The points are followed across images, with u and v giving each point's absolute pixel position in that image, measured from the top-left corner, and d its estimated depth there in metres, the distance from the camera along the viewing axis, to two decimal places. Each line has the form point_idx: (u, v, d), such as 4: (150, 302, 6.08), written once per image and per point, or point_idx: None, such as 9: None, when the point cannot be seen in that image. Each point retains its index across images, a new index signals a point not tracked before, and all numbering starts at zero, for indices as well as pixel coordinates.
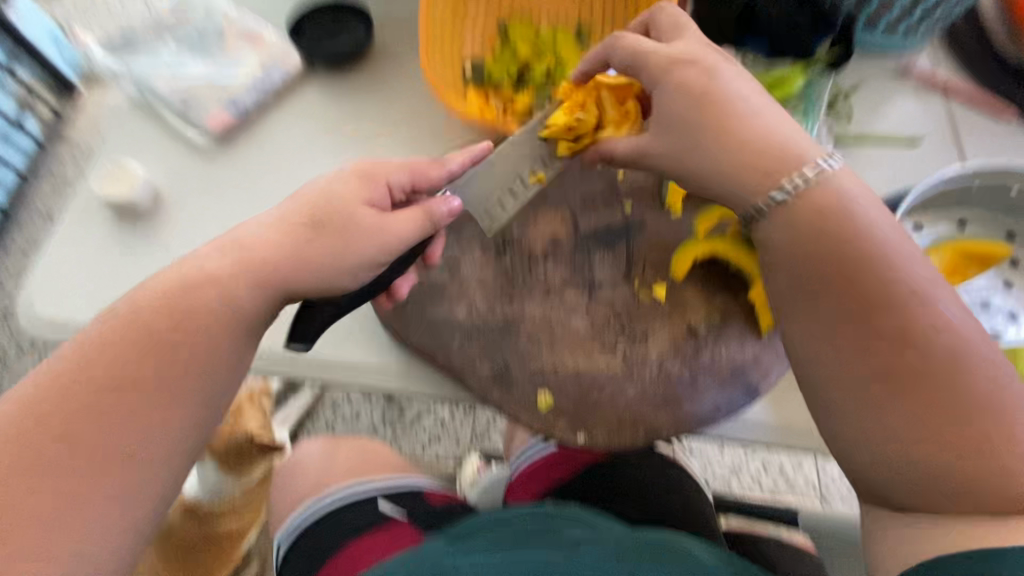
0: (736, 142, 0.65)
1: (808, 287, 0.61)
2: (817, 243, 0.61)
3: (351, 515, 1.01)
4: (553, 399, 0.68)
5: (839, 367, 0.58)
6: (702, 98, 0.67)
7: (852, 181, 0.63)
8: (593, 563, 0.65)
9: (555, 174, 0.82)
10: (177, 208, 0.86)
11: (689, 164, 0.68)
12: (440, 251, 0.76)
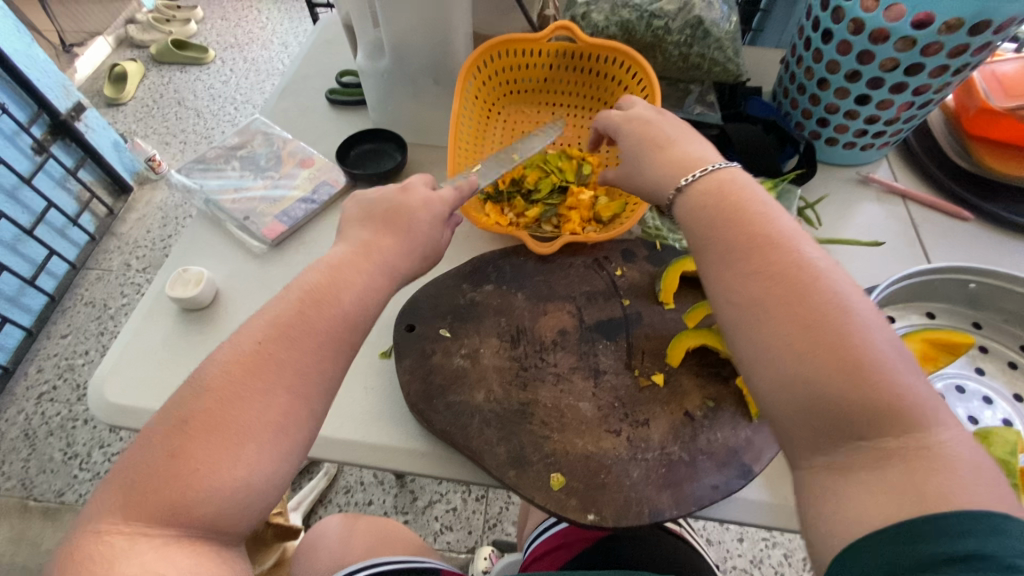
0: (672, 157, 0.75)
1: (703, 243, 0.68)
2: (727, 244, 0.64)
3: None
4: (565, 478, 0.74)
5: (766, 332, 0.58)
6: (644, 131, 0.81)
7: (747, 185, 0.68)
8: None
9: (562, 274, 0.95)
10: (233, 304, 0.98)
11: (642, 181, 0.78)
12: (462, 342, 0.87)
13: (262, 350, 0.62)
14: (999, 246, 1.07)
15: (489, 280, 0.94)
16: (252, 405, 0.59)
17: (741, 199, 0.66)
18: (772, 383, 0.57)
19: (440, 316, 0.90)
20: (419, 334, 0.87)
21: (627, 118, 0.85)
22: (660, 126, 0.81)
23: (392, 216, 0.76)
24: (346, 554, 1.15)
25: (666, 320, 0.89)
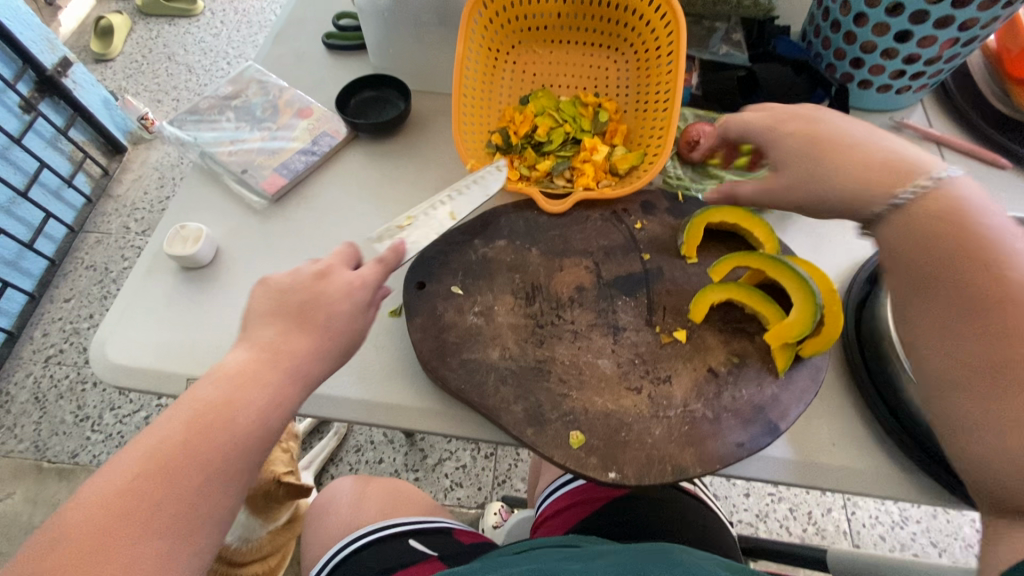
0: (851, 162, 0.66)
1: (905, 276, 0.61)
2: (942, 273, 0.58)
3: (383, 550, 1.07)
4: (585, 437, 0.71)
5: (969, 395, 0.54)
6: (802, 133, 0.71)
7: (969, 197, 0.59)
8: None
9: (578, 228, 0.90)
10: (234, 262, 0.94)
11: (803, 196, 0.70)
12: (475, 299, 0.83)
13: (229, 396, 0.61)
14: None
15: (502, 235, 0.89)
16: (210, 465, 0.57)
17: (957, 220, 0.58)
18: (984, 445, 0.53)
19: (450, 273, 0.86)
20: (430, 292, 0.84)
21: (791, 114, 0.75)
22: (819, 124, 0.71)
23: (309, 304, 0.69)
24: (360, 517, 1.17)
25: (688, 275, 0.85)
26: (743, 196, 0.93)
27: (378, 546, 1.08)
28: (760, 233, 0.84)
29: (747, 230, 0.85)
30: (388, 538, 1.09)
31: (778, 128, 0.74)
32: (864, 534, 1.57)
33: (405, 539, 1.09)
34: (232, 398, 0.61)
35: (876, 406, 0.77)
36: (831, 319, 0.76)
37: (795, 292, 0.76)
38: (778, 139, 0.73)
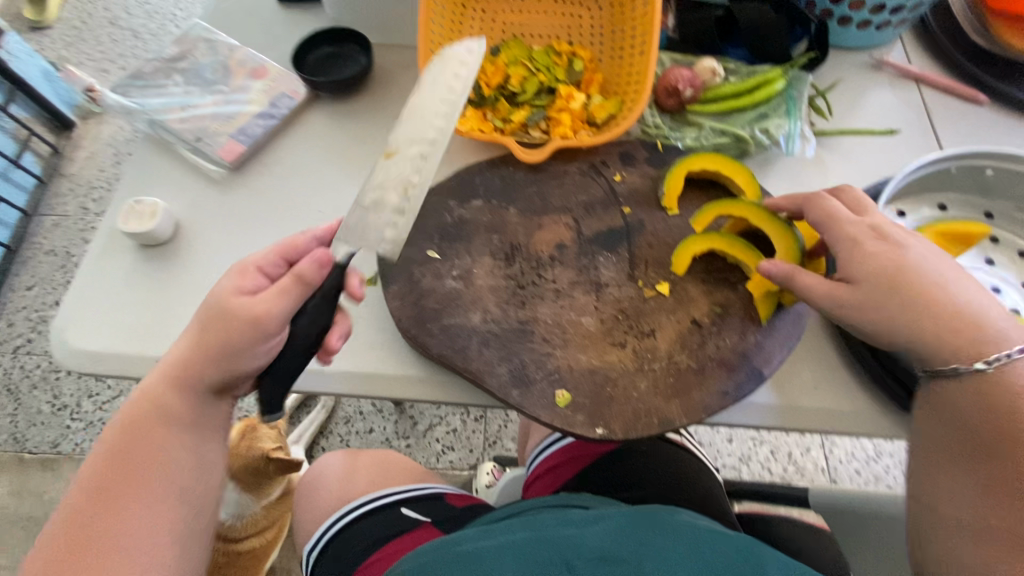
0: (924, 298, 0.65)
1: (963, 446, 0.62)
2: (981, 404, 0.62)
3: (378, 519, 1.09)
4: (570, 394, 0.71)
5: (951, 477, 0.62)
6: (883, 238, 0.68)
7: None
8: (597, 546, 0.69)
9: (556, 183, 0.87)
10: (196, 236, 0.89)
11: (863, 299, 0.67)
12: (452, 263, 0.80)
13: (163, 402, 0.68)
14: (1015, 130, 1.01)
15: (477, 194, 0.86)
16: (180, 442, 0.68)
17: (1010, 418, 0.60)
18: (955, 506, 0.61)
19: (425, 236, 0.82)
20: (406, 257, 0.80)
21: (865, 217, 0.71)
22: (904, 250, 0.68)
23: (214, 332, 0.67)
24: (351, 489, 1.19)
25: (669, 227, 0.83)
26: (724, 142, 0.91)
27: (371, 518, 1.10)
28: (742, 180, 0.82)
29: (728, 177, 0.83)
30: (381, 509, 1.11)
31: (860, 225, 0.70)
32: (839, 470, 1.65)
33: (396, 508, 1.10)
34: (165, 394, 0.68)
35: (856, 345, 0.77)
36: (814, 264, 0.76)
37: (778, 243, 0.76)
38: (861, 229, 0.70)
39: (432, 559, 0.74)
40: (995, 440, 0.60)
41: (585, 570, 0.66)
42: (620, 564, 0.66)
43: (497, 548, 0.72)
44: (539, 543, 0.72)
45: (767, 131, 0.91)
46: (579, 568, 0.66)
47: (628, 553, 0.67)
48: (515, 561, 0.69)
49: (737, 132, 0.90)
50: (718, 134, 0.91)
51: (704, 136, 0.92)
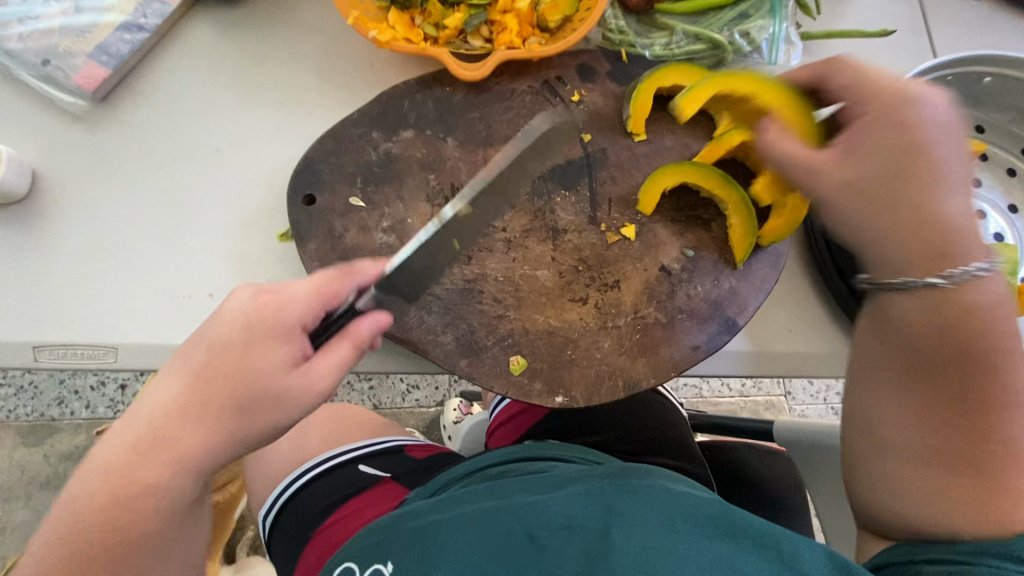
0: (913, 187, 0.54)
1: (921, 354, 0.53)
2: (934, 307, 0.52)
3: (336, 478, 1.03)
4: (527, 360, 0.62)
5: (893, 387, 0.54)
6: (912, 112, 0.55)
7: (1000, 300, 0.52)
8: (562, 512, 0.60)
9: (502, 106, 0.73)
10: (63, 190, 0.72)
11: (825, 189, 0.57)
12: (382, 211, 0.67)
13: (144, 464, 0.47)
14: (1013, 29, 0.90)
15: (408, 124, 0.71)
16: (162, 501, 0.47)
17: (971, 337, 0.51)
18: (884, 411, 0.54)
19: (347, 180, 0.68)
20: (324, 207, 0.66)
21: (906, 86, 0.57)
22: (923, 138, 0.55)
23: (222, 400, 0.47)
24: (306, 443, 1.12)
25: (635, 158, 0.72)
26: (698, 49, 0.76)
27: (327, 478, 1.04)
28: (718, 97, 0.70)
29: (703, 94, 0.71)
30: (338, 467, 1.05)
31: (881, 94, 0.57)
32: (795, 381, 1.71)
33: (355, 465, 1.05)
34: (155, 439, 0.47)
35: (835, 283, 0.70)
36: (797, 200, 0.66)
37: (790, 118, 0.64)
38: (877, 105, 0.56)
39: (379, 540, 0.63)
40: (942, 355, 0.52)
41: (549, 543, 0.57)
42: (587, 534, 0.57)
43: (450, 518, 0.62)
44: (497, 510, 0.61)
45: (747, 35, 0.77)
46: (543, 540, 0.58)
47: (597, 522, 0.58)
48: (471, 532, 0.59)
49: (713, 36, 0.75)
50: (692, 40, 0.76)
51: (675, 43, 0.77)
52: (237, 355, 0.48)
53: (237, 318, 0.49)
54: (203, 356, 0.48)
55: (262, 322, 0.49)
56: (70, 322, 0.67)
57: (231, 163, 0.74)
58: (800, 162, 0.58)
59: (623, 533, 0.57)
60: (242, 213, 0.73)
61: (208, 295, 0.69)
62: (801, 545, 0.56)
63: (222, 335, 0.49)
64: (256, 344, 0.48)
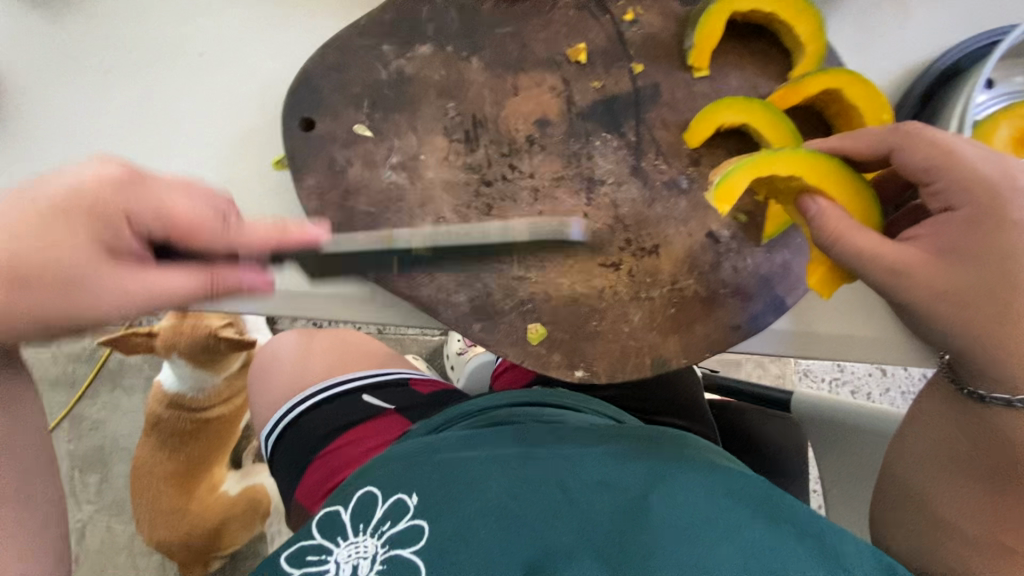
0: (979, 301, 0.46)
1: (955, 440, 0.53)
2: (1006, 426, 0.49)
3: (337, 407, 1.02)
4: (547, 330, 0.56)
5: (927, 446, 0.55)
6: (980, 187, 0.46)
7: None
8: (597, 470, 0.56)
9: (540, 21, 0.60)
10: (27, 92, 0.62)
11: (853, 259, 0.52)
12: (391, 143, 0.57)
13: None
14: None
15: (425, 36, 0.59)
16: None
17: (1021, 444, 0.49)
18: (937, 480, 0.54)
19: (351, 102, 0.57)
20: (323, 134, 0.57)
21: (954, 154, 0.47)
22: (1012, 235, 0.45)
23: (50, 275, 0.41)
24: (307, 372, 1.10)
25: (693, 98, 0.60)
26: None
27: (328, 406, 1.03)
28: (804, 29, 0.58)
29: (785, 23, 0.58)
30: (338, 397, 1.03)
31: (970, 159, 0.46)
32: None
33: (354, 397, 1.02)
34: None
35: None
36: None
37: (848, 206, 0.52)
38: (944, 188, 0.47)
39: (403, 465, 0.59)
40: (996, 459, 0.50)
41: (582, 498, 0.54)
42: (622, 495, 0.54)
43: (478, 458, 0.58)
44: (528, 458, 0.58)
45: None
46: (574, 492, 0.55)
47: (633, 485, 0.55)
48: (501, 477, 0.56)
49: None
50: None
51: None
52: (73, 197, 0.41)
53: (107, 173, 0.42)
54: (29, 198, 0.41)
55: (108, 181, 0.42)
56: None
57: (217, 71, 0.63)
58: (885, 259, 0.47)
59: (662, 500, 0.53)
60: (233, 133, 0.63)
61: None
62: (842, 536, 0.51)
63: (65, 183, 0.42)
64: (110, 195, 0.42)
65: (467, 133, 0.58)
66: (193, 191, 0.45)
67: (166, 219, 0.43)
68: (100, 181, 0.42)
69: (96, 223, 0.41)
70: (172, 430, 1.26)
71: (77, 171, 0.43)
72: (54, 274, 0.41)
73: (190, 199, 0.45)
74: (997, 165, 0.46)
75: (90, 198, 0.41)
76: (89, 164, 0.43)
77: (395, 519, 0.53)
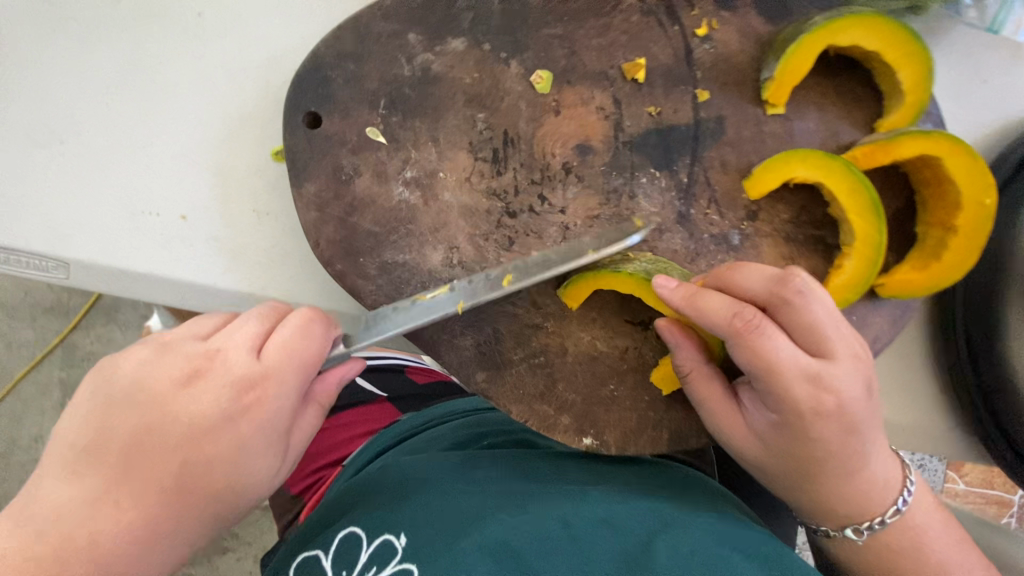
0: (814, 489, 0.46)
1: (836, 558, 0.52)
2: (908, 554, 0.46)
3: None
4: (558, 389, 0.50)
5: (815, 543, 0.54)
6: (805, 410, 0.41)
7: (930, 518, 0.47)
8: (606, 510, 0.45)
9: (597, 23, 0.51)
10: (4, 38, 0.55)
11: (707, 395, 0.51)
12: (407, 154, 0.49)
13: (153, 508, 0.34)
14: None
15: (460, 27, 0.50)
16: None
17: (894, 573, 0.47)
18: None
19: (366, 100, 0.49)
20: (329, 135, 0.49)
21: (806, 368, 0.41)
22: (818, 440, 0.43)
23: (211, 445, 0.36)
24: None
25: (760, 139, 0.52)
26: None
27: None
28: (907, 75, 0.48)
29: (885, 64, 0.49)
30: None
31: (813, 378, 0.41)
32: None
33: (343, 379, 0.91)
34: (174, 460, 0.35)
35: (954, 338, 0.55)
36: (954, 257, 0.48)
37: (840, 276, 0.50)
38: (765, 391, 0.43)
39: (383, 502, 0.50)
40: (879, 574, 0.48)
41: (585, 538, 0.42)
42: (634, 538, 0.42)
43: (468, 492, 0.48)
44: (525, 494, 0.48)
45: None
46: (577, 530, 0.43)
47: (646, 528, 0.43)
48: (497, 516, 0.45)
49: None
50: None
51: None
52: (181, 405, 0.35)
53: (187, 369, 0.36)
54: (121, 412, 0.35)
55: (208, 374, 0.36)
56: (13, 221, 0.54)
57: (218, 37, 0.55)
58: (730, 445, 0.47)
59: (683, 548, 0.41)
60: (229, 112, 0.55)
61: (179, 218, 0.55)
62: None
63: (155, 389, 0.35)
64: (208, 386, 0.36)
65: (496, 152, 0.50)
66: (311, 330, 0.39)
67: (298, 355, 0.38)
68: (201, 373, 0.36)
69: (228, 412, 0.36)
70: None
71: (160, 376, 0.36)
72: (197, 489, 0.35)
73: (300, 347, 0.39)
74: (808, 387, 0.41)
75: (202, 406, 0.35)
76: (163, 358, 0.37)
77: (381, 566, 0.44)
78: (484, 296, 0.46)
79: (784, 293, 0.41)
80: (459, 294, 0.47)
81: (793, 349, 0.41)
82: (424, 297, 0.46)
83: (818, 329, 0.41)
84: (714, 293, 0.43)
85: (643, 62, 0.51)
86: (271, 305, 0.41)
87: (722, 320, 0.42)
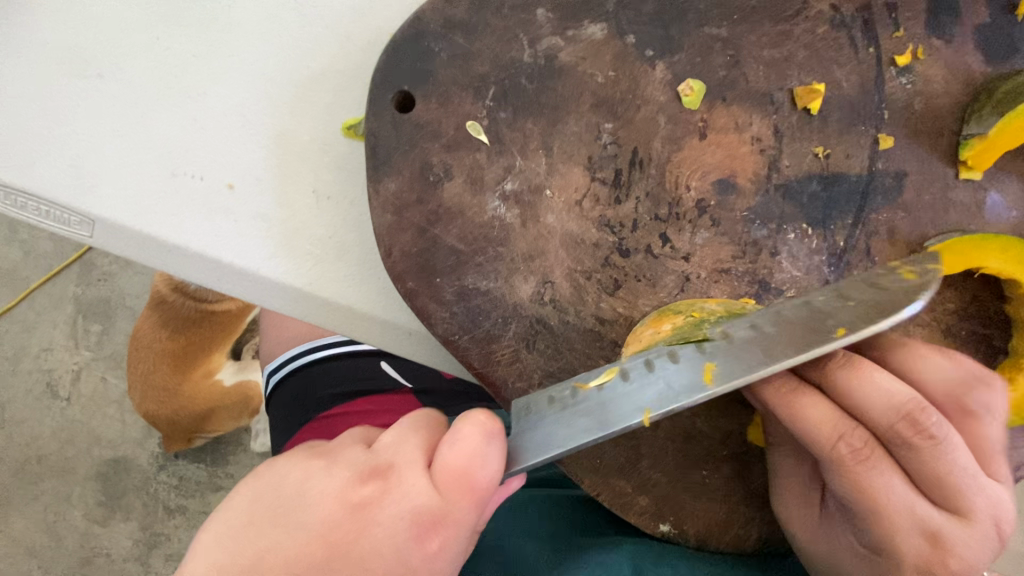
0: None
1: None
2: None
3: None
4: (642, 466, 0.42)
5: None
6: (910, 566, 0.31)
7: None
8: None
9: (771, 32, 0.41)
10: None
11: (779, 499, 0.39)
12: (512, 159, 0.40)
13: None
14: None
15: (604, 12, 0.40)
16: None
17: None
18: None
19: (473, 86, 0.40)
20: (423, 121, 0.40)
21: (922, 522, 0.31)
22: None
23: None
24: None
25: (944, 206, 0.42)
26: None
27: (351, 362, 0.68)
28: None
29: None
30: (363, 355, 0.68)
31: (931, 534, 0.31)
32: None
33: (381, 360, 0.68)
34: None
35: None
36: None
37: (1008, 393, 0.41)
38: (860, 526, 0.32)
39: None
40: None
41: None
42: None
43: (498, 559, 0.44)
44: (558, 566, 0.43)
45: None
46: None
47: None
48: None
49: None
50: None
51: None
52: (352, 538, 0.26)
53: (355, 488, 0.28)
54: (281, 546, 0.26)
55: (379, 501, 0.27)
56: (34, 162, 0.46)
57: None
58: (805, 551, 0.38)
59: None
60: (299, 69, 0.46)
61: (225, 187, 0.46)
62: None
63: (319, 519, 0.27)
64: (382, 519, 0.27)
65: (619, 174, 0.40)
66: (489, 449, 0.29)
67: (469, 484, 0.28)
68: (375, 497, 0.27)
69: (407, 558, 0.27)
70: (175, 312, 0.86)
71: (325, 492, 0.28)
72: None
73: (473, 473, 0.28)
74: (918, 537, 0.31)
75: (375, 541, 0.27)
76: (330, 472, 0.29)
77: None
78: (625, 423, 0.30)
79: (909, 437, 0.30)
80: (614, 398, 0.31)
81: (907, 496, 0.31)
82: (586, 386, 0.33)
83: (946, 483, 0.30)
84: (820, 400, 0.32)
85: (821, 87, 0.41)
86: (432, 414, 0.32)
87: (821, 442, 0.32)
